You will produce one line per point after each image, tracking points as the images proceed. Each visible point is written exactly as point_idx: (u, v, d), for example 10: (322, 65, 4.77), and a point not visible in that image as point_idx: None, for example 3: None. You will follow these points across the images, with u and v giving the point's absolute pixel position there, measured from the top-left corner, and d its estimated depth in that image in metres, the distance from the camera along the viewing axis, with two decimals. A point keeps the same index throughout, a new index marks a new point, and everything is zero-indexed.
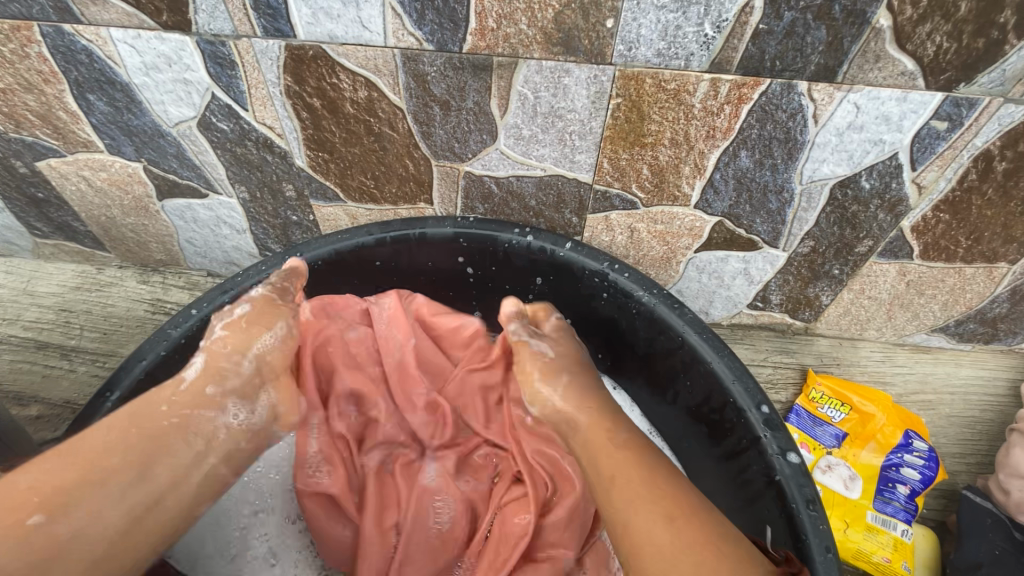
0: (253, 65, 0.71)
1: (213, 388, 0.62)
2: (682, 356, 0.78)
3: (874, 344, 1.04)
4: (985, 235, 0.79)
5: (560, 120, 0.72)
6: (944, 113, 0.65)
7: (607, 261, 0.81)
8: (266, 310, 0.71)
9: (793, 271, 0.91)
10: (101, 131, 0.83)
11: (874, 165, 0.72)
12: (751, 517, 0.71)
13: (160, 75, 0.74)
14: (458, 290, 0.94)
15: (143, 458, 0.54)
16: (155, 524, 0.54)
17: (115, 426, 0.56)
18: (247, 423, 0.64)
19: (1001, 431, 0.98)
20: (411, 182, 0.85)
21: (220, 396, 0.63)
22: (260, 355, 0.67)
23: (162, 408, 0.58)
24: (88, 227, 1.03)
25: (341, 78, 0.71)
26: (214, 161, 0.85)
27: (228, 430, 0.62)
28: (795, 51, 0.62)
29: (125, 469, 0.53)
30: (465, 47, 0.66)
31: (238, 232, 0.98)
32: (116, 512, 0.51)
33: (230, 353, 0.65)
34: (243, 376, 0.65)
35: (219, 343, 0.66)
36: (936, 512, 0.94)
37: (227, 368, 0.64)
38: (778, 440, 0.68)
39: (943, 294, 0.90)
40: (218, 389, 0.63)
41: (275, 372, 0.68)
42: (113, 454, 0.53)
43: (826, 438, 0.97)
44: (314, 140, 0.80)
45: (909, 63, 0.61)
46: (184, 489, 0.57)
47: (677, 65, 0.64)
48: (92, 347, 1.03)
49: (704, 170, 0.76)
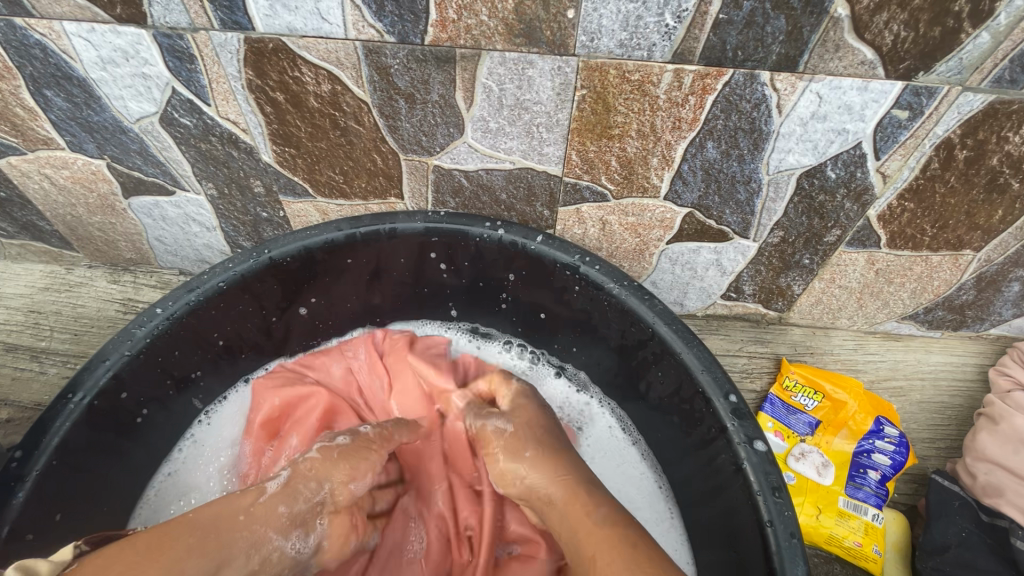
0: (212, 59, 0.69)
1: (286, 510, 0.57)
2: (653, 348, 0.78)
3: (846, 333, 1.05)
4: (950, 223, 0.80)
5: (526, 112, 0.72)
6: (905, 102, 0.66)
7: (578, 253, 0.81)
8: (360, 448, 0.66)
9: (765, 262, 0.91)
10: (60, 128, 0.82)
11: (838, 154, 0.72)
12: (720, 505, 0.71)
13: (118, 69, 0.72)
14: (432, 286, 0.93)
15: (211, 563, 0.50)
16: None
17: (202, 515, 0.53)
18: (298, 552, 0.57)
19: (970, 416, 0.99)
20: (380, 176, 0.84)
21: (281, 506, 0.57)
22: (338, 490, 0.62)
23: (237, 515, 0.55)
24: (54, 226, 1.01)
25: (303, 71, 0.70)
26: (179, 157, 0.84)
27: (280, 556, 0.56)
28: (755, 41, 0.62)
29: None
30: (427, 38, 0.65)
31: (208, 229, 0.97)
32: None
33: (311, 478, 0.60)
34: (314, 502, 0.59)
35: (308, 465, 0.61)
36: (906, 496, 0.95)
37: (303, 492, 0.59)
38: (745, 429, 0.68)
39: (911, 282, 0.92)
40: (289, 512, 0.57)
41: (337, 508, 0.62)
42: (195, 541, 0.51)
43: (799, 425, 0.98)
44: (280, 135, 0.79)
45: (868, 52, 0.61)
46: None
47: (640, 55, 0.64)
48: (63, 349, 1.01)
49: (672, 161, 0.76)
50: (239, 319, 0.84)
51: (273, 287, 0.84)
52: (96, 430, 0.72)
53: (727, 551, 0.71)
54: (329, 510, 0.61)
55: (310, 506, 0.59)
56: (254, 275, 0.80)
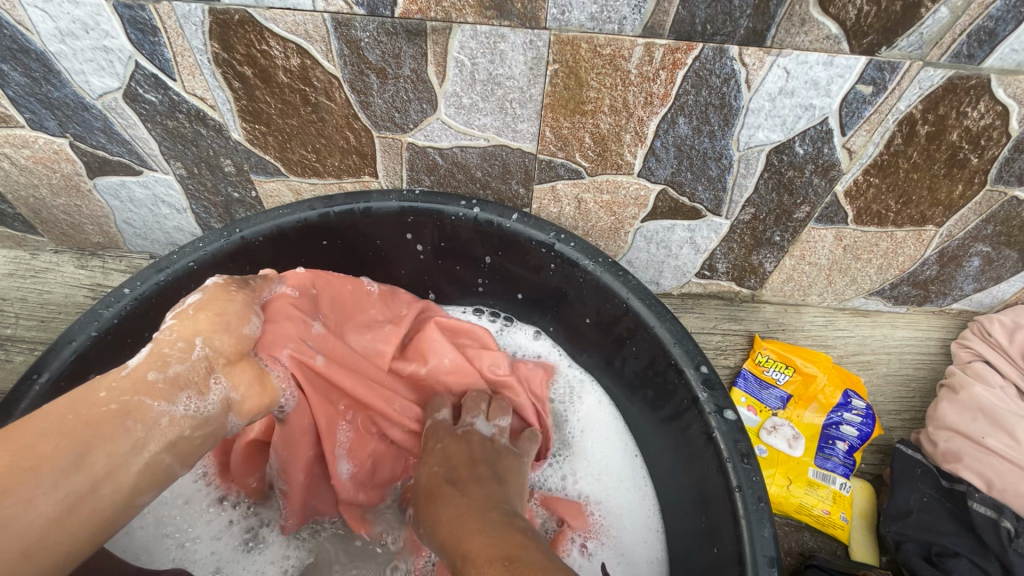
0: (176, 31, 0.68)
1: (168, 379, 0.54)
2: (628, 323, 0.79)
3: (817, 309, 1.07)
4: (913, 198, 0.83)
5: (499, 87, 0.72)
6: (869, 77, 0.67)
7: (554, 231, 0.81)
8: (215, 303, 0.61)
9: (737, 239, 0.93)
10: (19, 104, 0.79)
11: (806, 130, 0.74)
12: (691, 474, 0.73)
13: (78, 42, 0.70)
14: (408, 266, 0.93)
15: (72, 435, 0.48)
16: (85, 518, 0.47)
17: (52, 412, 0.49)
18: (197, 412, 0.55)
19: (933, 388, 1.03)
20: (354, 154, 0.83)
21: (139, 371, 0.54)
22: (211, 343, 0.58)
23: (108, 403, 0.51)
24: (16, 209, 0.98)
25: (271, 45, 0.69)
26: (145, 135, 0.82)
27: (173, 421, 0.53)
28: (724, 15, 0.63)
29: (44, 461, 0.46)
30: (397, 11, 0.64)
31: (178, 211, 0.95)
32: (47, 501, 0.45)
33: (176, 339, 0.56)
34: (191, 361, 0.56)
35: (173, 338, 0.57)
36: (873, 466, 0.99)
37: (174, 357, 0.55)
38: (716, 399, 0.70)
39: (877, 258, 0.94)
40: (161, 377, 0.54)
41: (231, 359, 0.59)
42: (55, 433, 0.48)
43: (771, 400, 1.00)
44: (249, 111, 0.77)
45: (833, 26, 0.63)
46: (122, 480, 0.49)
47: (611, 29, 0.64)
48: (29, 336, 0.98)
49: (645, 138, 0.77)
50: None
51: (246, 268, 0.83)
52: None
53: (698, 517, 0.73)
54: (220, 366, 0.58)
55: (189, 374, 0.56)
56: (226, 255, 0.79)
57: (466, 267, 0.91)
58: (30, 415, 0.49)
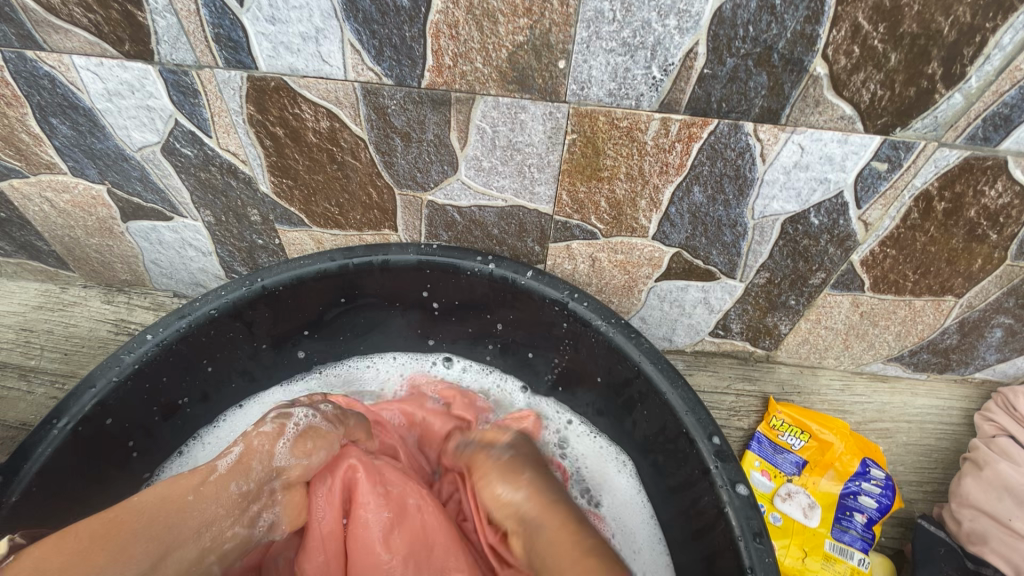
0: (216, 94, 0.72)
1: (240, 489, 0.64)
2: (639, 386, 0.78)
3: (833, 372, 1.06)
4: (931, 269, 0.82)
5: (518, 153, 0.74)
6: (884, 155, 0.68)
7: (567, 289, 0.82)
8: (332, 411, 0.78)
9: (752, 301, 0.92)
10: (64, 154, 0.83)
11: (821, 203, 0.75)
12: (701, 549, 0.72)
13: (124, 101, 0.75)
14: (422, 318, 0.94)
15: (158, 548, 0.56)
16: None
17: (147, 503, 0.59)
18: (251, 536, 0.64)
19: (956, 460, 1.00)
20: (375, 209, 0.86)
21: (224, 480, 0.64)
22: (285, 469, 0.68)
23: (186, 496, 0.61)
24: (51, 246, 1.02)
25: (303, 108, 0.72)
26: (178, 185, 0.86)
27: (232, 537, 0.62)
28: (739, 95, 0.64)
29: (137, 554, 0.54)
30: (423, 82, 0.68)
31: (204, 254, 0.98)
32: None
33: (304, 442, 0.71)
34: (260, 480, 0.66)
35: (260, 440, 0.69)
36: (893, 539, 0.95)
37: (255, 468, 0.66)
38: (728, 472, 0.68)
39: (895, 325, 0.93)
40: (239, 491, 0.64)
41: (292, 482, 0.69)
42: (137, 531, 0.56)
43: (786, 465, 0.97)
44: (278, 167, 0.81)
45: (847, 108, 0.64)
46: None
47: (628, 104, 0.67)
48: (51, 368, 1.01)
49: (659, 204, 0.78)
50: (230, 347, 0.84)
51: (265, 315, 0.84)
52: (78, 458, 0.71)
53: None
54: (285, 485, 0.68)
55: (263, 479, 0.66)
56: (245, 303, 0.81)
57: (480, 320, 0.92)
58: (124, 505, 0.58)
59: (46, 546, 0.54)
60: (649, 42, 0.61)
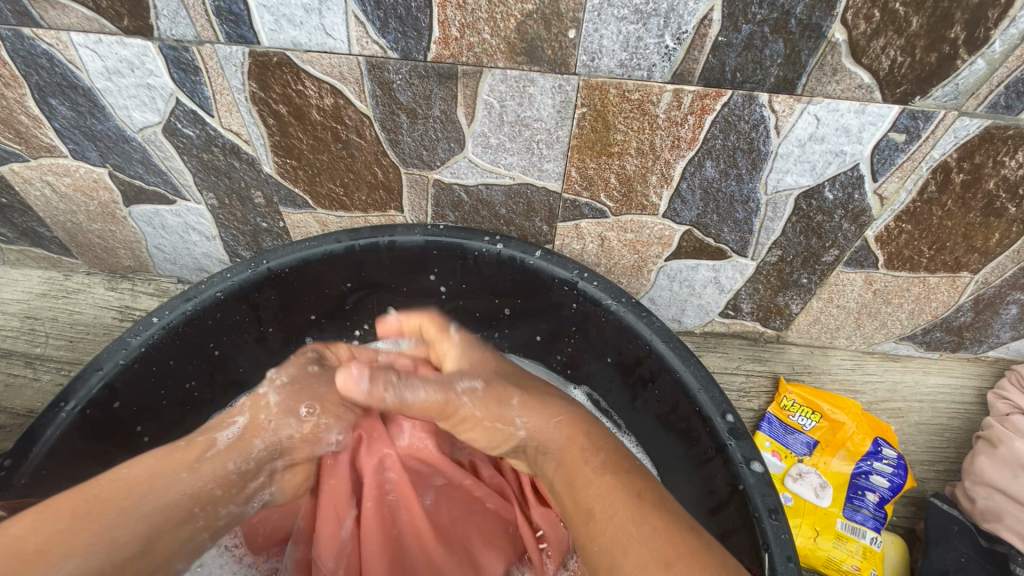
0: (217, 71, 0.70)
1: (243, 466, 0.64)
2: (651, 365, 0.77)
3: (844, 352, 1.05)
4: (947, 245, 0.80)
5: (526, 129, 0.72)
6: (902, 125, 0.66)
7: (576, 269, 0.81)
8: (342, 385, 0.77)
9: (763, 280, 0.91)
10: (64, 136, 0.82)
11: (836, 176, 0.73)
12: (714, 526, 0.71)
13: (124, 80, 0.73)
14: (429, 301, 0.93)
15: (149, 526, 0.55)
16: None
17: (140, 470, 0.58)
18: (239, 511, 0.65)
19: (969, 439, 0.99)
20: (381, 190, 0.84)
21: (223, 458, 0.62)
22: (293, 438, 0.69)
23: (180, 472, 0.59)
24: (54, 232, 1.01)
25: (306, 85, 0.71)
26: (181, 167, 0.84)
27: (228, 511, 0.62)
28: (754, 63, 0.63)
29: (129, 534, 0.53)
30: (430, 55, 0.66)
31: (208, 239, 0.97)
32: None
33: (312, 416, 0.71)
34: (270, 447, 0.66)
35: (267, 415, 0.68)
36: (905, 519, 0.94)
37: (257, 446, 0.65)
38: (743, 449, 0.67)
39: (909, 302, 0.92)
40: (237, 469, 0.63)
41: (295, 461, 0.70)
42: (126, 502, 0.54)
43: (797, 445, 0.96)
44: (282, 147, 0.79)
45: (865, 76, 0.62)
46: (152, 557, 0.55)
47: (640, 75, 0.65)
48: (57, 355, 1.00)
49: (671, 179, 0.76)
50: (237, 330, 0.83)
51: (271, 298, 0.83)
52: (86, 442, 0.71)
53: None
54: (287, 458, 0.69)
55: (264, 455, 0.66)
56: (251, 285, 0.80)
57: (488, 302, 0.91)
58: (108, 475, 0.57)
59: (24, 522, 0.51)
60: (662, 9, 0.59)
